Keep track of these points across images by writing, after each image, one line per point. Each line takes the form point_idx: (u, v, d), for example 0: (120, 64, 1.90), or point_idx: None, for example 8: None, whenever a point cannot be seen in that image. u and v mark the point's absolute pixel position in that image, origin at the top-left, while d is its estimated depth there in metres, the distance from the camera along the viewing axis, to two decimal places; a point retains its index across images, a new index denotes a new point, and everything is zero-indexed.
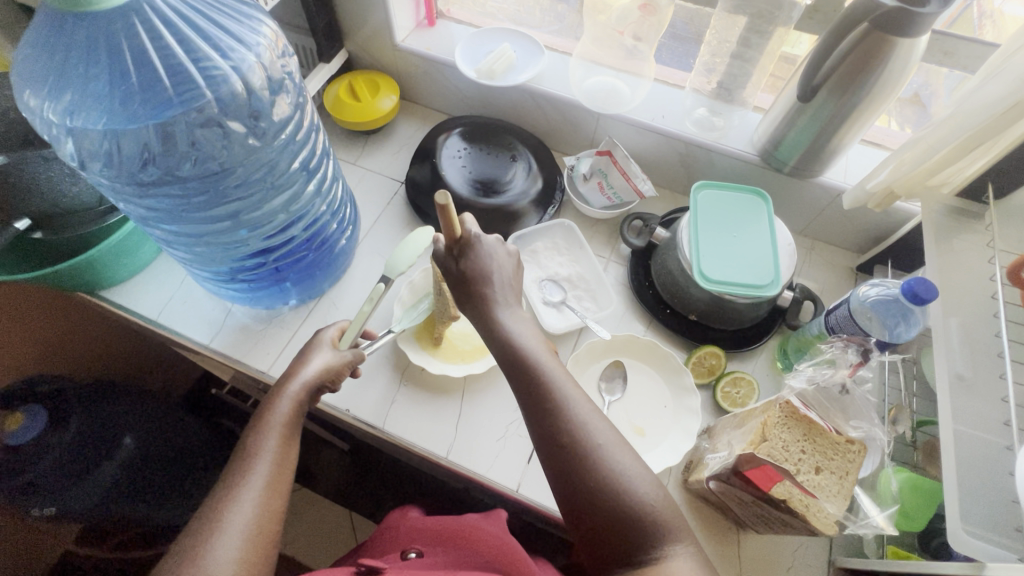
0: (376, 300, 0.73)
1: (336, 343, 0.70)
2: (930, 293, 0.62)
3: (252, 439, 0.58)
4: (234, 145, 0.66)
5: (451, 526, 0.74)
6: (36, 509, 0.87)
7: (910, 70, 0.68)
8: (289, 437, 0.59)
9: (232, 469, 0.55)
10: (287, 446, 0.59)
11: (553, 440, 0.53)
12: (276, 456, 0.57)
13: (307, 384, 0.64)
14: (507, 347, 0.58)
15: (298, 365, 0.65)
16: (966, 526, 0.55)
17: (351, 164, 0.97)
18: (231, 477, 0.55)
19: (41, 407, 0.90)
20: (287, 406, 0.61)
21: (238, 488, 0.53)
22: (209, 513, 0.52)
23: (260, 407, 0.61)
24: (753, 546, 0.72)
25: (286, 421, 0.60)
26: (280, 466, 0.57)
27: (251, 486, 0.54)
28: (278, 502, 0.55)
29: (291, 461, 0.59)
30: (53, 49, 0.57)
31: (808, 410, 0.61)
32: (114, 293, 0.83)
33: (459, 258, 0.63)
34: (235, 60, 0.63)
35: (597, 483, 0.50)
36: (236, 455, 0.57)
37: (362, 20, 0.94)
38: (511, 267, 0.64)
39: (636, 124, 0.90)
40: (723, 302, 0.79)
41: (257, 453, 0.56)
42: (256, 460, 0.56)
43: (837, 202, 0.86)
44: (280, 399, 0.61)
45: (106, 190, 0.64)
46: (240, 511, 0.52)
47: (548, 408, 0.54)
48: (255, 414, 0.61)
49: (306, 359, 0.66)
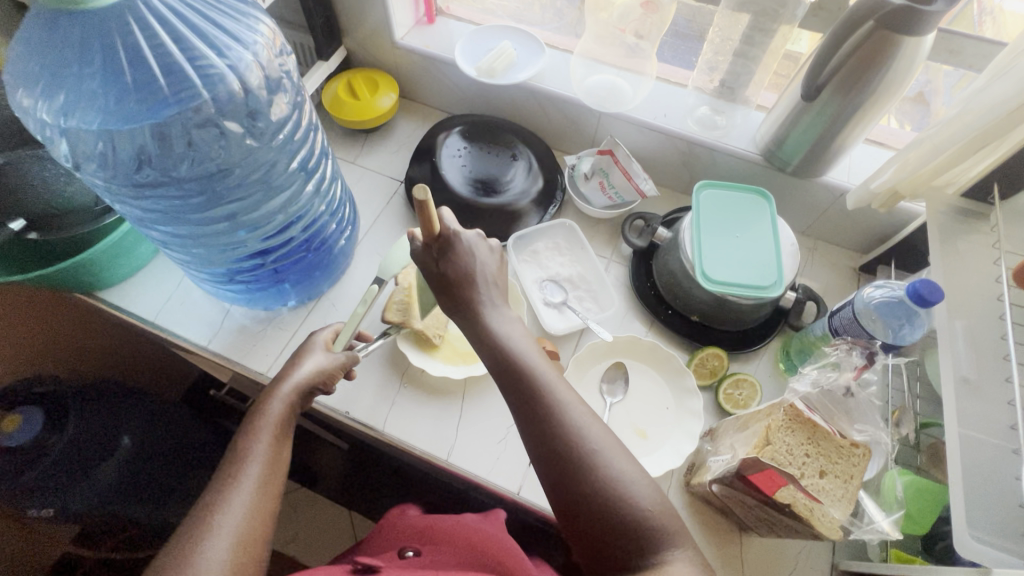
0: (369, 301, 0.75)
1: (330, 346, 0.70)
2: (936, 295, 0.61)
3: (243, 441, 0.57)
4: (231, 145, 0.66)
5: (449, 523, 0.74)
6: (35, 509, 0.87)
7: (916, 68, 0.67)
8: (281, 438, 0.59)
9: (222, 471, 0.55)
10: (279, 447, 0.58)
11: (548, 445, 0.52)
12: (268, 457, 0.56)
13: (300, 386, 0.63)
14: (498, 351, 0.57)
15: (290, 366, 0.65)
16: (972, 531, 0.55)
17: (350, 163, 0.96)
18: (222, 478, 0.54)
19: (36, 411, 0.88)
20: (280, 407, 0.61)
21: (229, 490, 0.53)
22: (199, 515, 0.51)
23: (252, 408, 0.61)
24: (756, 548, 0.71)
25: (278, 423, 0.60)
26: (272, 468, 0.56)
27: (242, 488, 0.53)
28: (271, 504, 0.54)
29: (283, 462, 0.58)
30: (46, 48, 0.56)
31: (812, 413, 0.61)
32: (110, 294, 0.82)
33: (439, 258, 0.62)
34: (232, 58, 0.62)
35: (593, 489, 0.49)
36: (227, 457, 0.56)
37: (361, 17, 0.93)
38: (493, 265, 0.63)
39: (638, 122, 0.89)
40: (726, 303, 0.78)
41: (248, 454, 0.56)
42: (248, 463, 0.55)
43: (841, 202, 0.85)
44: (273, 400, 0.61)
45: (100, 191, 0.63)
46: (231, 513, 0.51)
47: (543, 414, 0.53)
48: (246, 416, 0.60)
49: (299, 361, 0.66)
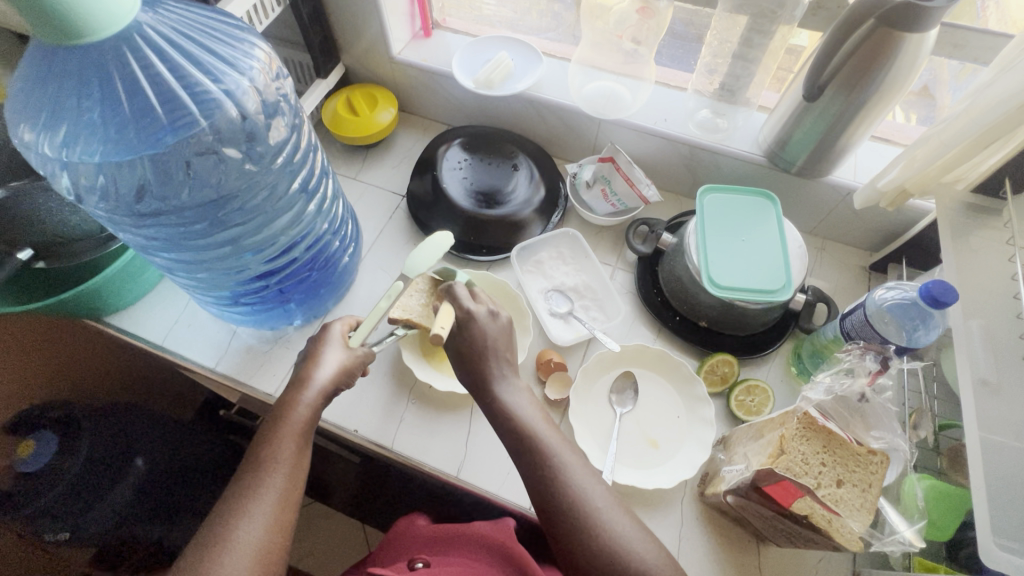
0: (394, 296, 0.70)
1: (347, 341, 0.67)
2: (950, 296, 0.60)
3: (267, 446, 0.56)
4: (230, 171, 0.66)
5: (463, 536, 0.71)
6: (51, 533, 0.89)
7: (921, 63, 0.66)
8: (303, 442, 0.58)
9: (246, 476, 0.54)
10: (301, 453, 0.57)
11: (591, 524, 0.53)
12: (290, 464, 0.55)
13: (322, 390, 0.61)
14: None
15: (309, 369, 0.62)
16: (997, 539, 0.53)
17: (351, 179, 0.96)
18: (244, 485, 0.53)
19: (52, 433, 0.93)
20: (303, 413, 0.59)
21: (251, 503, 0.52)
22: (218, 526, 0.51)
23: (274, 412, 0.59)
24: (775, 557, 0.70)
25: (301, 430, 0.58)
26: (292, 477, 0.55)
27: (263, 500, 0.52)
28: (290, 513, 0.54)
29: (304, 468, 0.57)
30: (43, 82, 0.55)
31: (826, 420, 0.60)
32: (119, 319, 0.82)
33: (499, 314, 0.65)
34: (228, 84, 0.62)
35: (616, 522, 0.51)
36: (249, 464, 0.55)
37: (357, 34, 0.93)
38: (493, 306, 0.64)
39: (638, 128, 0.88)
40: (734, 308, 0.77)
41: (272, 461, 0.55)
42: (270, 473, 0.54)
43: (848, 201, 0.84)
44: (297, 406, 0.59)
45: (104, 221, 0.63)
46: (250, 526, 0.51)
47: (540, 469, 0.55)
48: (268, 420, 0.59)
49: (318, 360, 0.63)
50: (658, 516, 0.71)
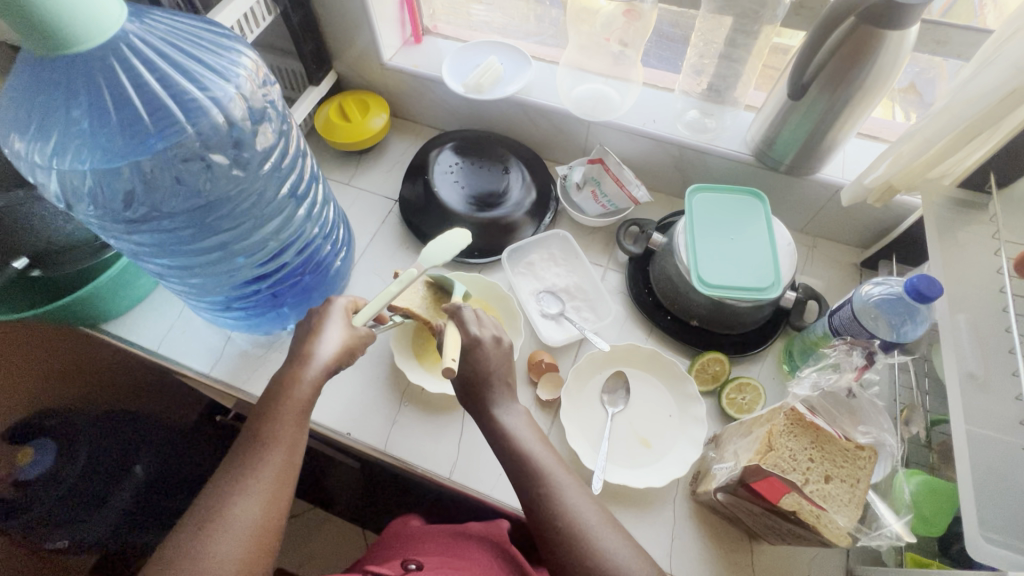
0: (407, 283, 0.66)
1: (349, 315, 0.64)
2: (934, 290, 0.60)
3: (266, 423, 0.56)
4: (219, 177, 0.67)
5: (455, 537, 0.71)
6: (53, 541, 0.93)
7: (903, 60, 0.66)
8: (303, 421, 0.57)
9: (243, 454, 0.54)
10: (300, 431, 0.57)
11: (578, 525, 0.53)
12: (288, 443, 0.55)
13: (327, 367, 0.59)
14: None
15: (310, 343, 0.60)
16: (984, 532, 0.53)
17: (344, 184, 0.97)
18: (241, 463, 0.53)
19: (50, 440, 0.94)
20: (305, 390, 0.58)
21: (247, 483, 0.52)
22: (212, 506, 0.51)
23: (274, 388, 0.58)
24: (766, 554, 0.70)
25: (302, 406, 0.57)
26: (290, 457, 0.55)
27: (259, 481, 0.52)
28: (286, 495, 0.54)
29: (303, 447, 0.57)
30: (32, 93, 0.56)
31: (814, 416, 0.60)
32: (114, 326, 0.83)
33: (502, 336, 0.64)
34: (215, 93, 0.63)
35: None
36: (246, 442, 0.55)
37: (348, 41, 0.94)
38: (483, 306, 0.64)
39: (627, 129, 0.89)
40: (723, 306, 0.77)
41: (271, 440, 0.55)
42: (267, 452, 0.54)
43: (836, 198, 0.84)
44: (300, 383, 0.58)
45: (95, 228, 0.64)
46: (243, 507, 0.51)
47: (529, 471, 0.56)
48: (269, 395, 0.58)
49: (318, 333, 0.61)
50: (649, 515, 0.71)
